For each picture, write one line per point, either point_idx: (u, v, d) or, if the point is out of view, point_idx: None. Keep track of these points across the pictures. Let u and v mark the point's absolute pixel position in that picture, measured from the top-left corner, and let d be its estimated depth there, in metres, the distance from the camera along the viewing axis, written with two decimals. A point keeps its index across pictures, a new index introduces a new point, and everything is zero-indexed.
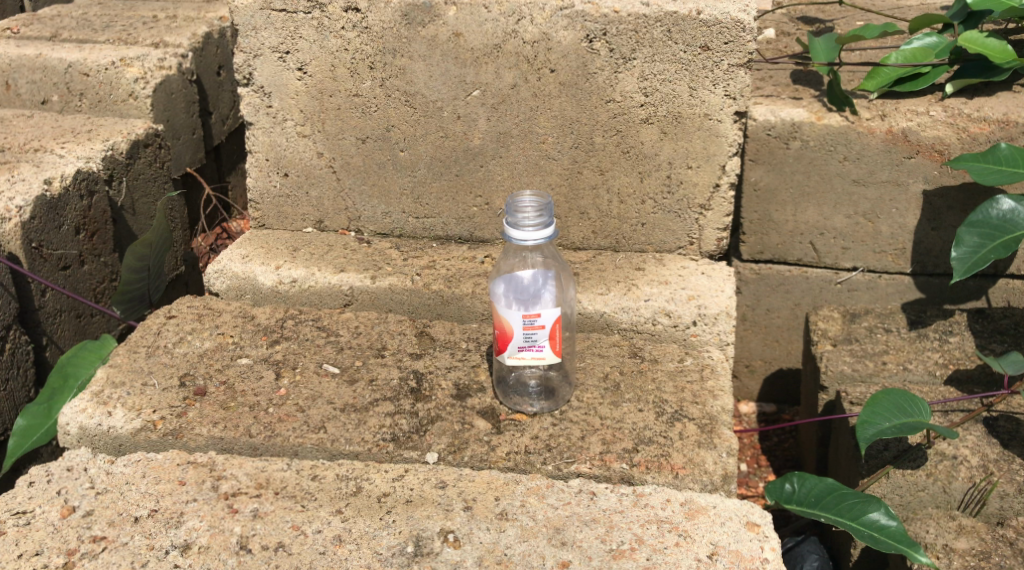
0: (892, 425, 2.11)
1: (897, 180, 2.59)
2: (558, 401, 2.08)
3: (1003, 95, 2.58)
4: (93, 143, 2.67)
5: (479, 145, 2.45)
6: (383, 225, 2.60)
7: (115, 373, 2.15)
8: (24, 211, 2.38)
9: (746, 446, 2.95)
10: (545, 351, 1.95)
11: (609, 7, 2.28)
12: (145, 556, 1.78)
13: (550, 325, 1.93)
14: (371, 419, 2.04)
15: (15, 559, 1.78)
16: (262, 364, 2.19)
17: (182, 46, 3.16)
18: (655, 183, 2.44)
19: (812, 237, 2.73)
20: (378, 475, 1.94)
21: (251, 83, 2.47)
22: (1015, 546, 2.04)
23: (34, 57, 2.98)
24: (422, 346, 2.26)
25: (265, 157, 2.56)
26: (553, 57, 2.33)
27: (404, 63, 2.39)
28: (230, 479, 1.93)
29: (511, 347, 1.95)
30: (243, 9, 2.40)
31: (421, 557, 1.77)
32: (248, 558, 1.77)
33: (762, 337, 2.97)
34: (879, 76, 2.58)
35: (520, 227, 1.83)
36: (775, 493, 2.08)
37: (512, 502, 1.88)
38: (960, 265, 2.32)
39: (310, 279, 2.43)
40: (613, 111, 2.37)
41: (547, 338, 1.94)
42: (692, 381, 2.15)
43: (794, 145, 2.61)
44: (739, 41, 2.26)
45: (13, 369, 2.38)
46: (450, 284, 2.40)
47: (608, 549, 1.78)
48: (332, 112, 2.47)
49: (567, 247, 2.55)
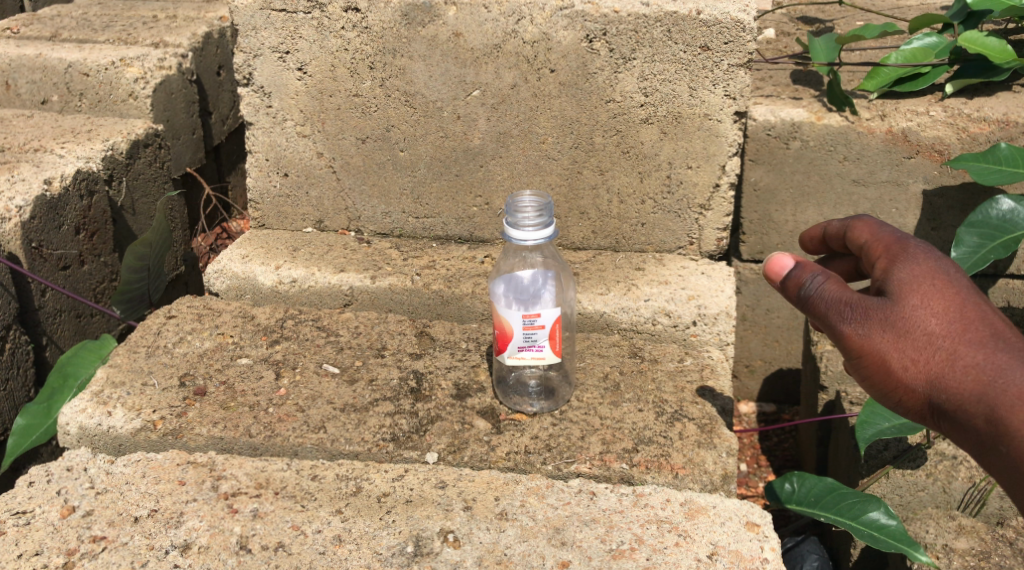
0: (893, 425, 2.13)
1: (897, 180, 2.59)
2: (559, 401, 2.08)
3: (1004, 95, 2.58)
4: (93, 143, 2.67)
5: (479, 145, 2.45)
6: (383, 225, 2.60)
7: (115, 373, 2.15)
8: (24, 211, 2.37)
9: (746, 446, 2.95)
10: (545, 351, 1.95)
11: (609, 7, 2.27)
12: (145, 556, 1.77)
13: (550, 325, 1.93)
14: (371, 419, 2.04)
15: (15, 559, 1.78)
16: (262, 364, 2.19)
17: (182, 46, 3.16)
18: (655, 183, 2.44)
19: None
20: (378, 474, 1.94)
21: (251, 83, 2.47)
22: (1015, 546, 2.04)
23: (34, 57, 2.98)
24: (421, 346, 2.26)
25: (266, 157, 2.56)
26: (553, 57, 2.33)
27: (404, 62, 2.39)
28: (230, 479, 1.93)
29: (511, 347, 1.95)
30: (243, 9, 2.40)
31: (421, 557, 1.77)
32: (247, 558, 1.77)
33: (762, 337, 2.97)
34: (880, 76, 2.58)
35: (521, 226, 1.83)
36: (775, 493, 2.09)
37: (512, 502, 1.88)
38: (959, 265, 2.32)
39: (310, 280, 2.44)
40: (613, 111, 2.37)
41: (547, 338, 1.94)
42: (692, 381, 2.15)
43: (794, 145, 2.61)
44: (739, 41, 2.26)
45: (13, 369, 2.39)
46: (449, 284, 2.40)
47: (608, 549, 1.78)
48: (332, 112, 2.47)
49: (567, 247, 2.55)
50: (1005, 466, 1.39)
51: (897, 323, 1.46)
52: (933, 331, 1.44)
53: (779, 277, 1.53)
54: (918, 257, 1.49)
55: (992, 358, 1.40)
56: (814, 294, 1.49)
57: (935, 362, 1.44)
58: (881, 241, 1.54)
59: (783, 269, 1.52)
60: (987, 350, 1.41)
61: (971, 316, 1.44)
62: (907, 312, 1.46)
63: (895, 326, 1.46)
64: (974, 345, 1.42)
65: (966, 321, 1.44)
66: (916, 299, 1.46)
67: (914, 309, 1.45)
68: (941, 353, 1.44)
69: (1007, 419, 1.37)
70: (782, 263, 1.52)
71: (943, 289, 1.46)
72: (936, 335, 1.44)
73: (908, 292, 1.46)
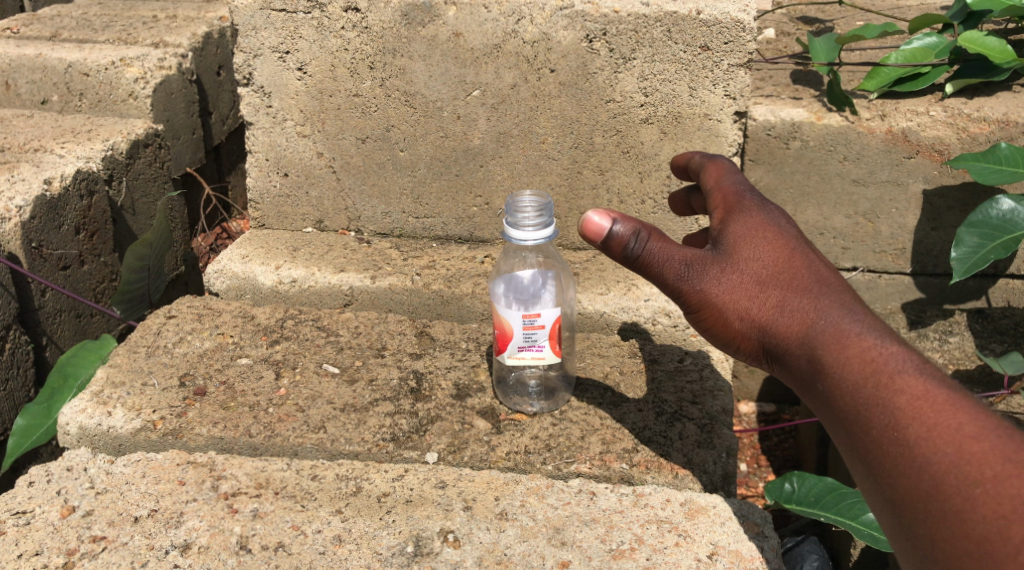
0: None
1: (897, 180, 2.59)
2: (558, 401, 2.08)
3: (1003, 95, 2.58)
4: (93, 143, 2.67)
5: (479, 145, 2.45)
6: (383, 225, 2.60)
7: (115, 373, 2.15)
8: (24, 211, 2.37)
9: (746, 446, 2.95)
10: (545, 351, 1.95)
11: (609, 7, 2.27)
12: (145, 556, 1.77)
13: (550, 325, 1.94)
14: (371, 419, 2.04)
15: (15, 559, 1.77)
16: (262, 364, 2.19)
17: (182, 46, 3.16)
18: (655, 183, 2.44)
19: (812, 237, 2.72)
20: (378, 474, 1.94)
21: (251, 83, 2.47)
22: None
23: (34, 57, 2.98)
24: (422, 346, 2.26)
25: (266, 157, 2.56)
26: (553, 57, 2.33)
27: (404, 62, 2.39)
28: (230, 479, 1.92)
29: (511, 347, 1.95)
30: (243, 9, 2.39)
31: (421, 557, 1.77)
32: (248, 558, 1.77)
33: None
34: (879, 76, 2.58)
35: (522, 227, 1.82)
36: (774, 493, 2.07)
37: (512, 501, 1.88)
38: (959, 265, 2.32)
39: (310, 280, 2.44)
40: (614, 111, 2.37)
41: (547, 338, 1.94)
42: (692, 381, 2.15)
43: (794, 145, 2.61)
44: (739, 41, 2.26)
45: (13, 369, 2.39)
46: (449, 284, 2.40)
47: (608, 549, 1.78)
48: (332, 112, 2.47)
49: (567, 247, 2.55)
50: (822, 403, 1.41)
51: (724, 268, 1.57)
52: (759, 275, 1.54)
53: (598, 236, 1.59)
54: (750, 210, 1.60)
55: (812, 297, 1.48)
56: (642, 252, 1.59)
57: (764, 305, 1.52)
58: (722, 197, 1.65)
59: (597, 230, 1.59)
60: (809, 292, 1.49)
61: (797, 261, 1.53)
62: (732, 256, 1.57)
63: (724, 271, 1.57)
64: (799, 291, 1.50)
65: (790, 266, 1.53)
66: (744, 246, 1.57)
67: (746, 260, 1.55)
68: (765, 296, 1.53)
69: (822, 354, 1.41)
70: (593, 221, 1.59)
71: (772, 240, 1.56)
72: (760, 279, 1.54)
73: (734, 238, 1.58)
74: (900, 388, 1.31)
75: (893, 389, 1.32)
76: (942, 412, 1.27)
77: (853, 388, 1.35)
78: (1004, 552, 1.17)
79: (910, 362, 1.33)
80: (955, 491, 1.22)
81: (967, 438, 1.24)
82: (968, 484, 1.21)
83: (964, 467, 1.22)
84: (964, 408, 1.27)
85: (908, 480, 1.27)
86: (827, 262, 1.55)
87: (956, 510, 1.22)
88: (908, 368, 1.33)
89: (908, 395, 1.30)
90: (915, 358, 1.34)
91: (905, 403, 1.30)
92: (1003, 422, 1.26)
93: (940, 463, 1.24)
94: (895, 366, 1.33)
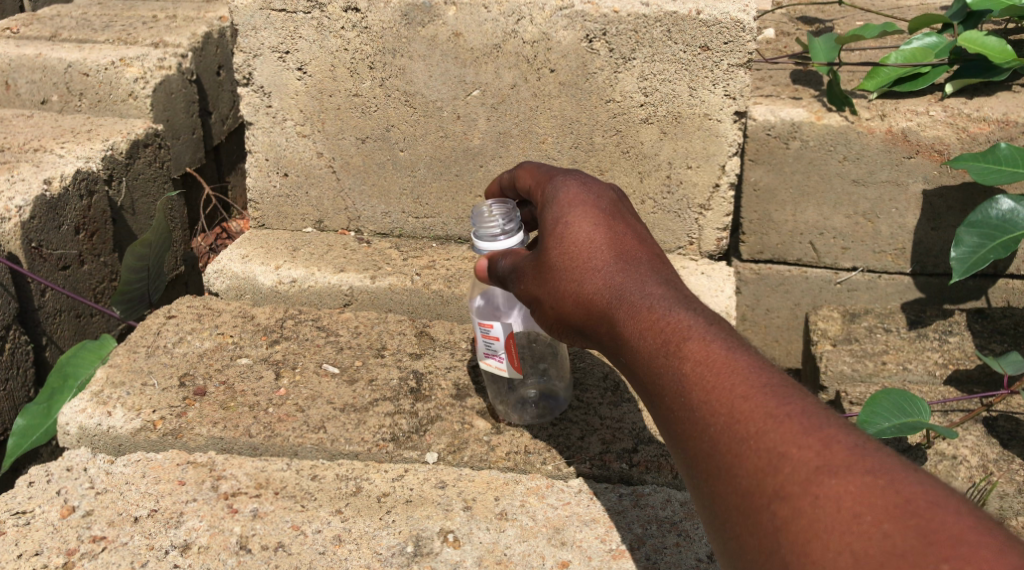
0: (893, 425, 2.06)
1: (897, 180, 2.59)
2: (546, 416, 2.04)
3: (1003, 95, 2.58)
4: (93, 143, 2.67)
5: (479, 145, 2.46)
6: (383, 225, 2.60)
7: (115, 373, 2.15)
8: (24, 211, 2.37)
9: None
10: (505, 364, 1.86)
11: (609, 7, 2.27)
12: (145, 556, 1.77)
13: (504, 338, 1.84)
14: (370, 419, 2.04)
15: (15, 559, 1.77)
16: (262, 364, 2.19)
17: (182, 46, 3.15)
18: (655, 183, 2.44)
19: (812, 237, 2.73)
20: (378, 474, 1.94)
21: (251, 83, 2.47)
22: None
23: (34, 57, 2.98)
24: (421, 346, 2.26)
25: (265, 157, 2.55)
26: (553, 57, 2.33)
27: (404, 62, 2.39)
28: (230, 479, 1.93)
29: (479, 353, 1.91)
30: (243, 9, 2.39)
31: (421, 557, 1.77)
32: (248, 558, 1.77)
33: (762, 336, 3.01)
34: (879, 76, 2.58)
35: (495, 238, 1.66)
36: None
37: (512, 502, 1.88)
38: (959, 265, 2.32)
39: (310, 280, 2.44)
40: (614, 111, 2.37)
41: (504, 351, 1.85)
42: None
43: (794, 145, 2.60)
44: (739, 41, 2.26)
45: (13, 369, 2.39)
46: (449, 284, 2.40)
47: (608, 549, 1.78)
48: (332, 112, 2.47)
49: None
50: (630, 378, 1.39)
51: (540, 257, 1.54)
52: (568, 256, 1.51)
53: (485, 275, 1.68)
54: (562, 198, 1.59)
55: (618, 272, 1.46)
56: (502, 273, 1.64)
57: (574, 288, 1.49)
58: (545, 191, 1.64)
59: (484, 270, 1.68)
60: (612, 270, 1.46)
61: (605, 239, 1.51)
62: (545, 244, 1.53)
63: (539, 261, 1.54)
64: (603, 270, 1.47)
65: (596, 246, 1.50)
66: (553, 233, 1.54)
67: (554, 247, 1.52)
68: (574, 279, 1.49)
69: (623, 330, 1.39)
70: (484, 263, 1.68)
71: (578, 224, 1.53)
72: (569, 260, 1.51)
73: (546, 227, 1.56)
74: (686, 354, 1.29)
75: (679, 356, 1.29)
76: (719, 374, 1.25)
77: (649, 358, 1.33)
78: (761, 507, 1.15)
79: (695, 329, 1.31)
80: (727, 450, 1.20)
81: (741, 399, 1.21)
82: (737, 443, 1.19)
83: (735, 427, 1.20)
84: (743, 371, 1.24)
85: (692, 442, 1.25)
86: (639, 238, 1.52)
87: (729, 468, 1.20)
88: (695, 335, 1.30)
89: (691, 361, 1.28)
90: (702, 322, 1.32)
91: (688, 368, 1.27)
92: (779, 380, 1.23)
93: (714, 424, 1.22)
94: (684, 333, 1.31)
